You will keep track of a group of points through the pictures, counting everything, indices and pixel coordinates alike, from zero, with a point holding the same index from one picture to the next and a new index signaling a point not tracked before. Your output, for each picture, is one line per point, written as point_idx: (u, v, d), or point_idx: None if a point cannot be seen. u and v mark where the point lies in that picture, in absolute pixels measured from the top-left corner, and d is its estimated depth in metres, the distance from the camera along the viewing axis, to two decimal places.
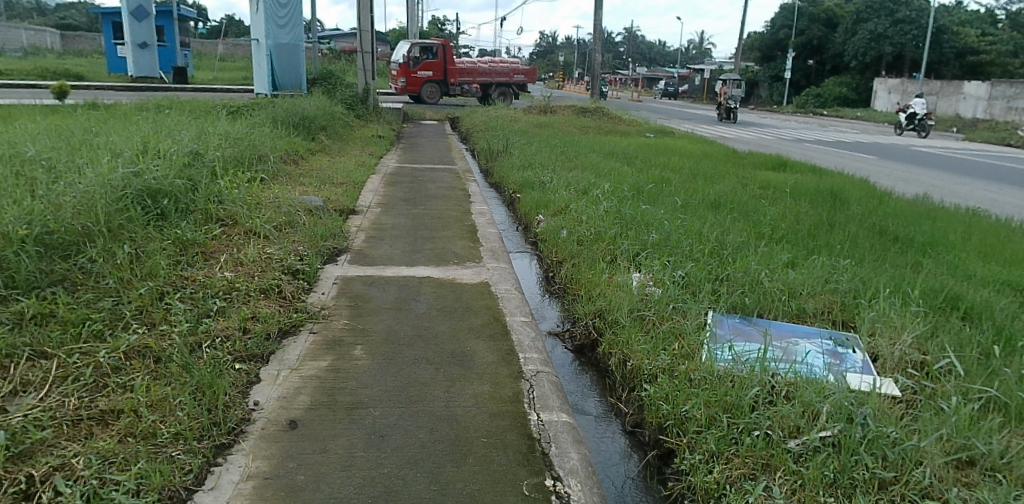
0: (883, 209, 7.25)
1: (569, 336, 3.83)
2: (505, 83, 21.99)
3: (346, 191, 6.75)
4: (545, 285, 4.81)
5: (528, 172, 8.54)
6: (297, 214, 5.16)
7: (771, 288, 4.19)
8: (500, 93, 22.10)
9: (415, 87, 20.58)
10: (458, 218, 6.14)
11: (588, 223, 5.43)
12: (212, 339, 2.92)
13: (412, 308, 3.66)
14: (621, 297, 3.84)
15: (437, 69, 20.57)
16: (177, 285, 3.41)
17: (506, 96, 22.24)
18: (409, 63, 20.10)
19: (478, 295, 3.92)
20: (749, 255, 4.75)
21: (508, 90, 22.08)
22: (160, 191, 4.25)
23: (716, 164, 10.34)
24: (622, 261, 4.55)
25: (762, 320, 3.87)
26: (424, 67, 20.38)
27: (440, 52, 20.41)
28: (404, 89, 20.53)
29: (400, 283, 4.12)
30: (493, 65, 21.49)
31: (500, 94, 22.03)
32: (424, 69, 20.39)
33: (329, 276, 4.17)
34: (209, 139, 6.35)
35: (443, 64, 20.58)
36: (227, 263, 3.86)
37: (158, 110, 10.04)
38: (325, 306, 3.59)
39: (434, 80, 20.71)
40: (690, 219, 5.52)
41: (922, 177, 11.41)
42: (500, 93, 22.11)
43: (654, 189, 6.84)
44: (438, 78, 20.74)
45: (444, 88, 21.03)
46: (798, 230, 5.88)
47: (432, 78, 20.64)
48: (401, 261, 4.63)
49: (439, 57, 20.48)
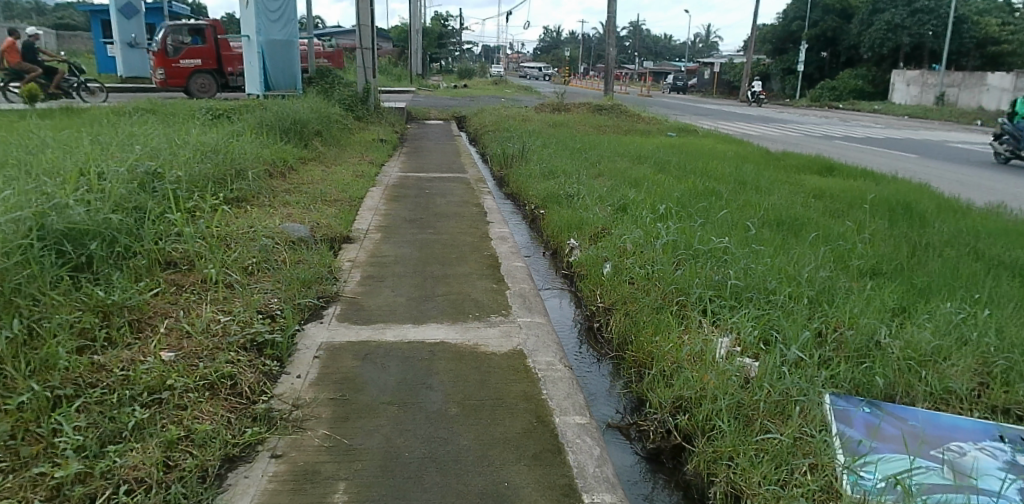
0: (969, 225, 6.18)
1: (637, 432, 2.82)
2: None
3: (340, 212, 5.71)
4: (589, 342, 3.77)
5: (551, 182, 7.50)
6: (273, 252, 4.13)
7: (900, 359, 3.16)
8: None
9: (177, 81, 14.37)
10: (474, 245, 5.08)
11: (637, 256, 4.37)
12: (109, 492, 1.93)
13: (420, 402, 2.61)
14: (712, 381, 2.81)
15: (207, 55, 14.65)
16: (83, 383, 2.38)
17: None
18: (162, 49, 14.13)
19: (510, 376, 2.87)
20: (854, 303, 3.70)
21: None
22: (86, 233, 3.23)
23: (757, 168, 9.27)
24: (694, 315, 3.51)
25: (903, 409, 2.84)
26: (188, 53, 14.42)
27: (211, 34, 14.62)
28: (165, 83, 14.29)
29: (404, 355, 3.06)
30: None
31: None
32: (188, 56, 14.44)
33: (311, 344, 3.14)
34: (174, 153, 5.33)
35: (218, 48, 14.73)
36: (166, 336, 2.83)
37: (139, 115, 9.07)
38: (299, 401, 2.58)
39: (205, 70, 14.64)
40: (763, 249, 4.45)
41: (979, 179, 10.33)
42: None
43: (702, 207, 5.78)
44: (209, 67, 14.70)
45: (223, 80, 14.98)
46: (888, 260, 4.81)
47: (201, 67, 14.63)
48: (404, 316, 3.56)
49: (211, 41, 14.61)
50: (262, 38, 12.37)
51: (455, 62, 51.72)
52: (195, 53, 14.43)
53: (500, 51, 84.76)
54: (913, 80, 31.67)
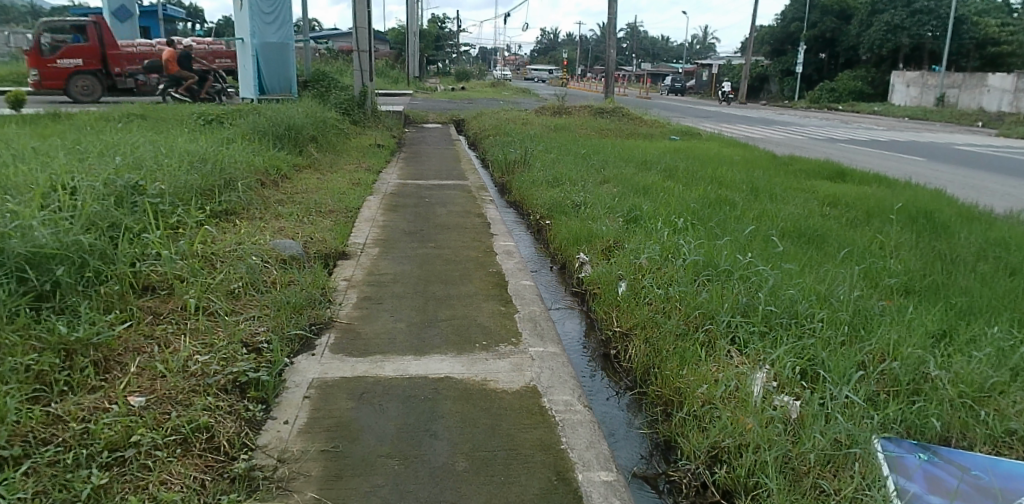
0: (995, 236, 5.86)
1: (667, 484, 2.52)
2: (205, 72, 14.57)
3: (335, 224, 5.40)
4: (606, 372, 3.47)
5: (557, 190, 7.19)
6: (262, 273, 3.81)
7: (955, 397, 2.84)
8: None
9: (54, 82, 13.93)
10: (477, 261, 4.77)
11: (655, 277, 4.07)
12: None
13: (422, 455, 2.30)
14: (752, 429, 2.51)
15: (89, 55, 14.11)
16: (34, 440, 2.06)
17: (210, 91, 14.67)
18: (37, 48, 13.72)
19: (524, 421, 2.55)
20: (894, 329, 3.39)
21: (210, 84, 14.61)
22: (51, 257, 2.91)
23: (766, 174, 8.98)
24: (723, 344, 3.21)
25: (965, 455, 2.52)
26: (67, 53, 13.96)
27: (92, 32, 14.09)
28: (39, 84, 13.90)
29: (405, 393, 2.74)
30: (178, 48, 14.61)
31: None
32: (67, 56, 13.96)
33: (301, 381, 2.82)
34: (159, 163, 5.02)
35: (98, 47, 14.16)
36: (137, 377, 2.51)
37: (128, 121, 8.76)
38: (285, 454, 2.26)
39: (85, 70, 14.10)
40: (790, 267, 4.15)
41: (992, 184, 10.03)
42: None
43: (719, 219, 5.50)
44: (90, 68, 14.16)
45: (109, 81, 14.43)
46: (920, 276, 4.49)
47: (81, 67, 14.10)
48: (404, 346, 3.24)
49: (91, 40, 14.08)
50: (256, 41, 12.10)
51: (453, 66, 51.55)
52: (71, 52, 13.88)
53: (497, 53, 84.55)
54: (914, 81, 31.41)
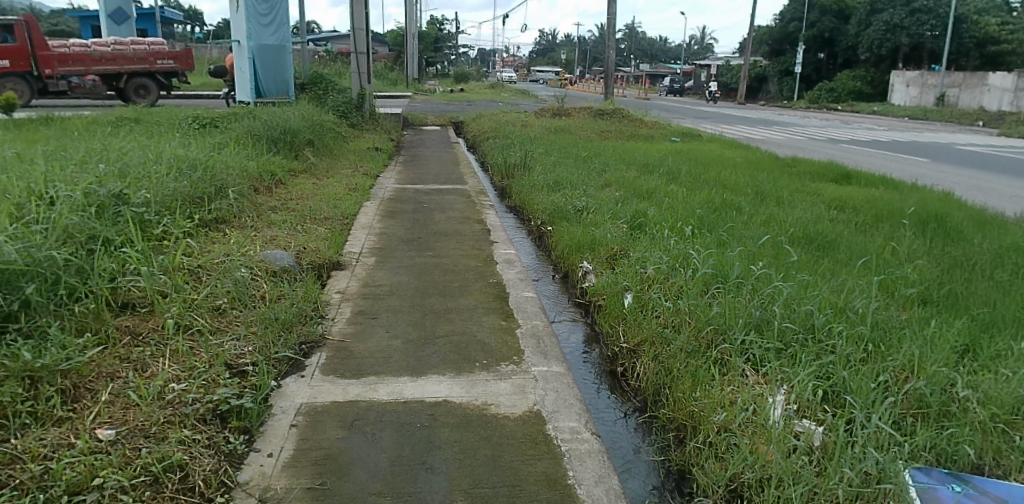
0: (1010, 241, 5.68)
1: None
2: (145, 73, 14.11)
3: (330, 232, 5.22)
4: (614, 393, 3.29)
5: (558, 194, 7.00)
6: (250, 287, 3.62)
7: (987, 421, 2.65)
8: (136, 84, 14.05)
9: None
10: (477, 271, 4.58)
11: (663, 289, 3.89)
12: None
13: (417, 492, 2.13)
14: (772, 461, 2.33)
15: (18, 56, 12.85)
16: None
17: (148, 90, 14.22)
18: None
19: (527, 452, 2.38)
20: (917, 345, 3.20)
21: (150, 83, 14.13)
22: (21, 275, 2.74)
23: (770, 176, 8.82)
24: (738, 363, 3.04)
25: (1000, 486, 2.34)
26: None
27: (21, 31, 12.82)
28: None
29: (400, 420, 2.56)
30: (117, 48, 13.79)
31: (136, 86, 14.01)
32: None
33: (289, 407, 2.64)
34: (147, 170, 4.83)
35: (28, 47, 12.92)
36: (108, 407, 2.35)
37: (120, 126, 8.56)
38: (266, 494, 2.09)
39: (13, 72, 12.82)
40: (805, 278, 3.97)
41: (999, 185, 9.85)
42: (137, 86, 14.09)
43: (727, 226, 5.32)
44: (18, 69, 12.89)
45: (40, 84, 13.18)
46: (937, 286, 4.32)
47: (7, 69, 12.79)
48: (400, 365, 3.06)
49: (20, 39, 12.83)
50: (251, 43, 11.97)
51: (451, 68, 51.38)
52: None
53: (496, 54, 84.34)
54: (913, 80, 31.25)
